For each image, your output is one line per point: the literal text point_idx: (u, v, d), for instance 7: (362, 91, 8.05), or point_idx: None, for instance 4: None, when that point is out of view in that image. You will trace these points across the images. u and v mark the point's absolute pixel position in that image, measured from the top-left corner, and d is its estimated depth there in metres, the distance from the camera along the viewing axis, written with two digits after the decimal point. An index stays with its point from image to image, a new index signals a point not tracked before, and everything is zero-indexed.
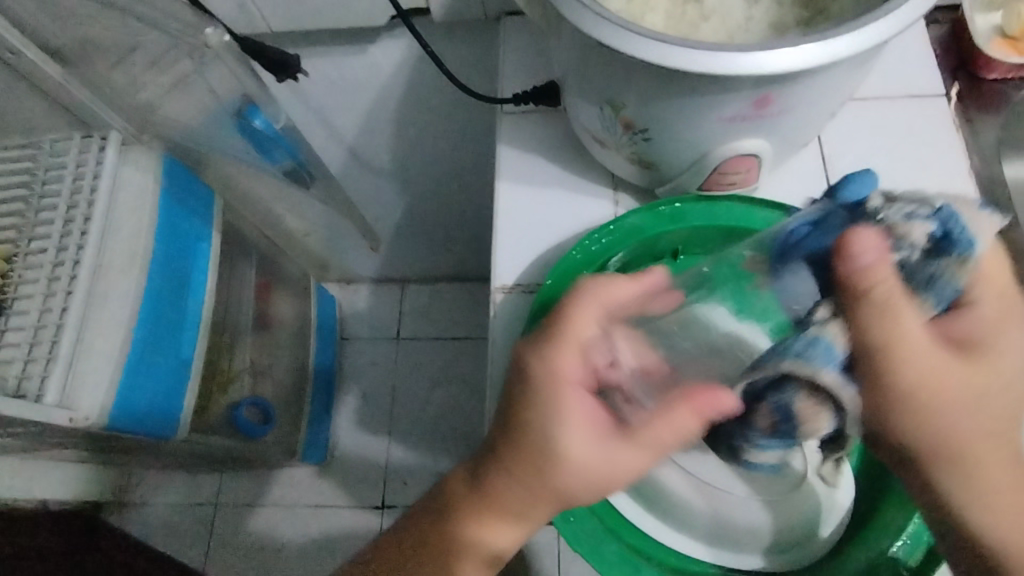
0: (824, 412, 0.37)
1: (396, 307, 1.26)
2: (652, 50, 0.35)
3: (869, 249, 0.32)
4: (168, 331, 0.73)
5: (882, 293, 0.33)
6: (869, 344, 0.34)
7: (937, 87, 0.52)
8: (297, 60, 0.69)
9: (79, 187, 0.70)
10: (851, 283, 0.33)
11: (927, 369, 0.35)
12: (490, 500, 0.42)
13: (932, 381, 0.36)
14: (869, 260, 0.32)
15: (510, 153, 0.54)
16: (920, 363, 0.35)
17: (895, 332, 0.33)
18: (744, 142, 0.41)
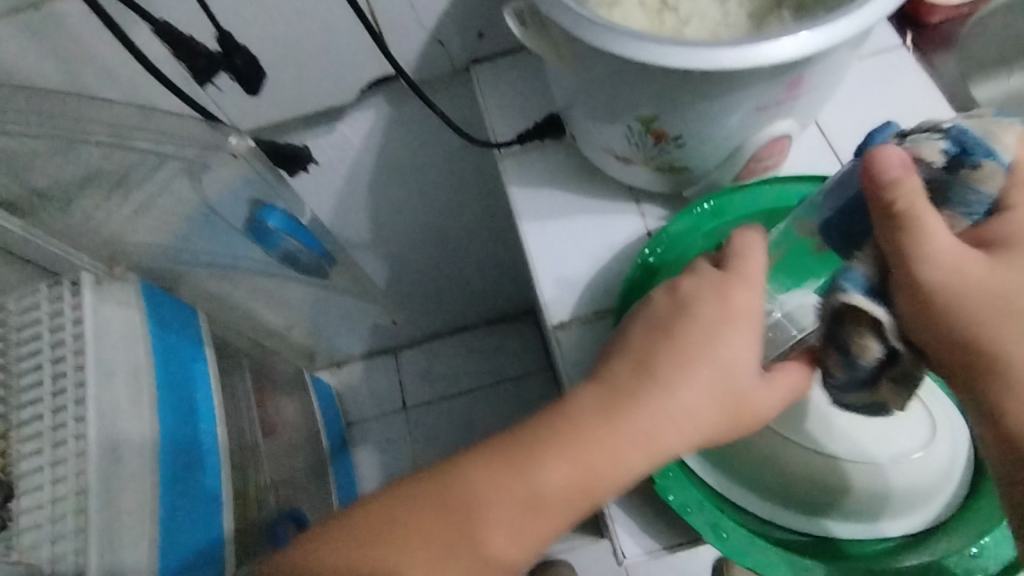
0: (869, 344, 0.33)
1: (395, 378, 1.20)
2: (683, 56, 0.36)
3: (896, 163, 0.30)
4: (190, 462, 0.66)
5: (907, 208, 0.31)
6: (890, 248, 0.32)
7: (893, 40, 0.56)
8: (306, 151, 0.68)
9: (61, 338, 0.64)
10: (879, 203, 0.31)
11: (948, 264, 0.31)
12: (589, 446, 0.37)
13: (955, 275, 0.31)
14: (898, 174, 0.31)
15: (523, 194, 0.54)
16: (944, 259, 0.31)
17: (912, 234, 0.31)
18: (774, 126, 0.43)
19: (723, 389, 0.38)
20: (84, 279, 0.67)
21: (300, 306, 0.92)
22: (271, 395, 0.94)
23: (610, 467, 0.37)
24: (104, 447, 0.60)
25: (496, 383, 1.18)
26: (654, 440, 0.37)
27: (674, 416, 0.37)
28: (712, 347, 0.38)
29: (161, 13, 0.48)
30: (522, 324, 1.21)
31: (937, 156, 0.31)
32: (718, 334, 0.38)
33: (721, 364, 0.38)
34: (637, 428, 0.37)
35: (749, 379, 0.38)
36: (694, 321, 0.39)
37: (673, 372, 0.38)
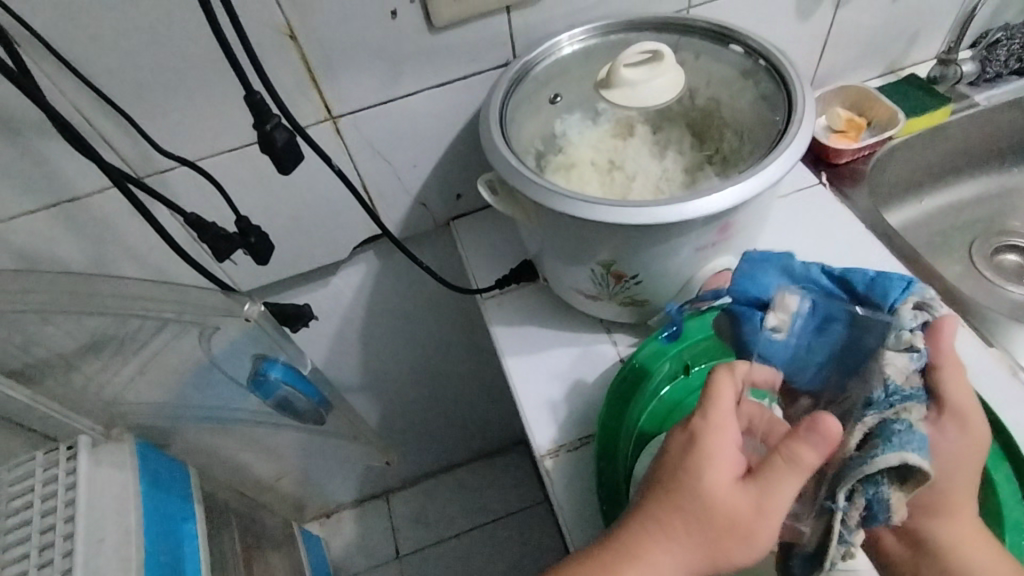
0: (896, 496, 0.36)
1: (388, 524, 1.16)
2: (630, 213, 0.43)
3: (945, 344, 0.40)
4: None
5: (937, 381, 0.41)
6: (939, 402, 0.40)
7: (810, 180, 0.65)
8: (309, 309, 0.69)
9: (52, 506, 0.65)
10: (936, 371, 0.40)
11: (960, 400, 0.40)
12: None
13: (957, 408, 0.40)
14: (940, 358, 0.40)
15: (504, 332, 0.59)
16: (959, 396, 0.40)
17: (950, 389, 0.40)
18: (716, 261, 0.49)
19: (704, 527, 0.36)
20: (80, 443, 0.69)
21: (291, 454, 0.93)
22: (259, 554, 0.90)
23: None
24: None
25: (491, 520, 1.14)
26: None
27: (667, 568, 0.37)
28: (690, 493, 0.37)
29: (179, 197, 0.55)
30: (512, 455, 1.20)
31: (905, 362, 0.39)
32: (693, 470, 0.37)
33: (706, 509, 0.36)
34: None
35: (737, 502, 0.36)
36: (682, 468, 0.38)
37: (645, 522, 0.38)
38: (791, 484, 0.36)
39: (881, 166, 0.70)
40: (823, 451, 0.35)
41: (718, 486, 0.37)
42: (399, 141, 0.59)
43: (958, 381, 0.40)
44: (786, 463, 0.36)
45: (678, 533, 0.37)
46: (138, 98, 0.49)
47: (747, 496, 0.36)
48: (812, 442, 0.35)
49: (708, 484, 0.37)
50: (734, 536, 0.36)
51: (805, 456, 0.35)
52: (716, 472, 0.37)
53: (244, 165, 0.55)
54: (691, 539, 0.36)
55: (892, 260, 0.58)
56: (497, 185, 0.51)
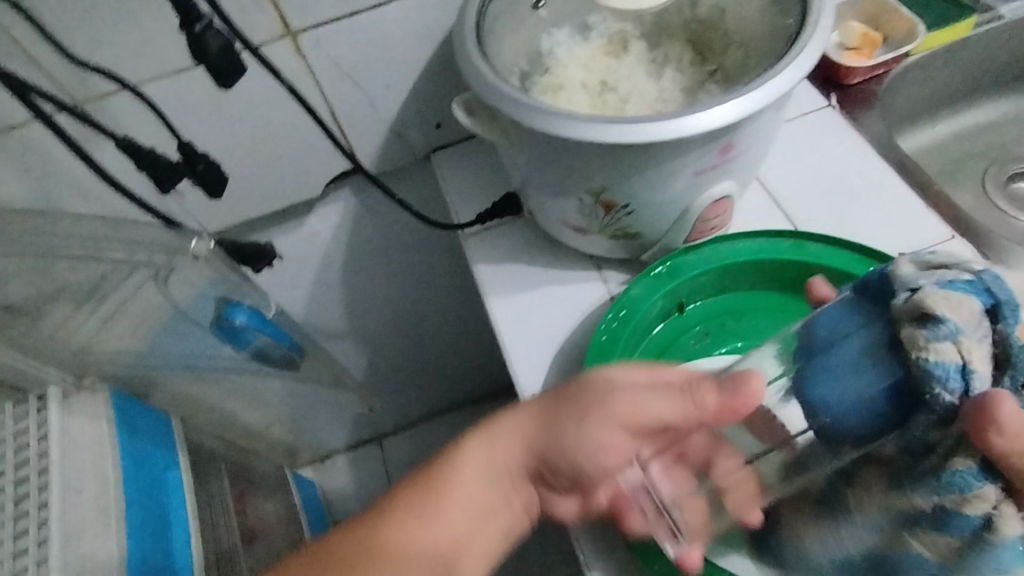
0: None
1: (381, 468, 1.16)
2: (625, 130, 0.38)
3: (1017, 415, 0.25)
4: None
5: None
6: None
7: (818, 103, 0.60)
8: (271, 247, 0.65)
9: (25, 459, 0.62)
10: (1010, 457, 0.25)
11: None
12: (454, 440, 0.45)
13: None
14: (1014, 430, 0.25)
15: (489, 271, 0.55)
16: None
17: None
18: (717, 187, 0.45)
19: (566, 394, 0.43)
20: (51, 394, 0.65)
21: (277, 402, 0.90)
22: (253, 500, 0.89)
23: (458, 444, 0.45)
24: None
25: None
26: (493, 436, 0.44)
27: (508, 435, 0.43)
28: (567, 374, 0.44)
29: (125, 127, 0.50)
30: (505, 398, 1.20)
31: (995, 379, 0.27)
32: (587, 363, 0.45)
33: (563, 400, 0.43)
34: (481, 427, 0.45)
35: (604, 390, 0.42)
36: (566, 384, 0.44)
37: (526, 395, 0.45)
38: (664, 398, 0.40)
39: (895, 87, 0.65)
40: (728, 398, 0.38)
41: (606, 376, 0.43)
42: (368, 61, 0.53)
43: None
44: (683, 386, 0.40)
45: (536, 399, 0.44)
46: (67, 11, 0.43)
47: (604, 391, 0.42)
48: (726, 387, 0.38)
49: (596, 372, 0.43)
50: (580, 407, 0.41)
51: (704, 387, 0.39)
52: (605, 364, 0.44)
53: (196, 90, 0.50)
54: (549, 402, 0.43)
55: (904, 189, 0.54)
56: (475, 108, 0.45)
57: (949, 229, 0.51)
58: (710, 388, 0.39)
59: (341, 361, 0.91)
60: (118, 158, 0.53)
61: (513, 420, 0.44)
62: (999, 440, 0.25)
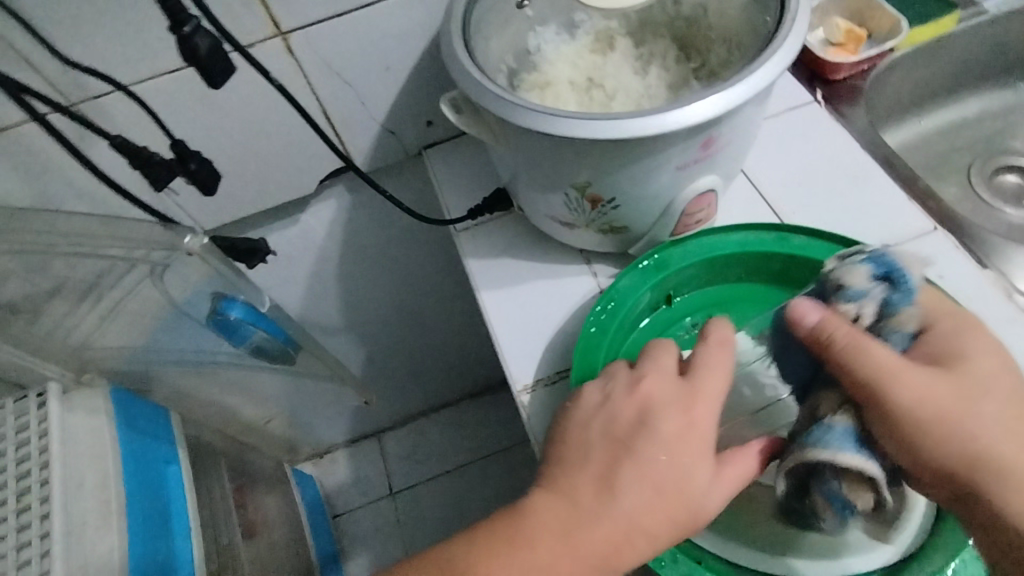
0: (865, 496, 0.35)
1: (380, 462, 1.17)
2: (611, 127, 0.39)
3: (812, 308, 0.38)
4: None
5: (848, 340, 0.36)
6: (860, 380, 0.35)
7: (804, 97, 0.61)
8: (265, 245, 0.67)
9: (27, 453, 0.63)
10: (823, 338, 0.36)
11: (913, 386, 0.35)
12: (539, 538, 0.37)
13: (908, 387, 0.35)
14: (817, 320, 0.37)
15: (481, 266, 0.56)
16: (908, 382, 0.35)
17: (877, 366, 0.35)
18: (700, 182, 0.46)
19: (682, 507, 0.37)
20: (50, 390, 0.65)
21: (276, 397, 0.92)
22: (252, 494, 0.90)
23: (559, 563, 0.37)
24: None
25: (482, 456, 1.15)
26: (605, 549, 0.37)
27: (632, 531, 0.37)
28: (679, 480, 0.38)
29: (119, 127, 0.51)
30: (501, 392, 1.21)
31: (864, 285, 0.37)
32: (691, 457, 0.38)
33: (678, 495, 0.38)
34: (582, 535, 0.37)
35: (706, 495, 0.38)
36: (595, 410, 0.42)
37: (628, 487, 0.38)
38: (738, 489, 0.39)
39: (881, 82, 0.66)
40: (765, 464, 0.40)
41: (706, 475, 0.38)
42: (358, 61, 0.54)
43: (876, 359, 0.35)
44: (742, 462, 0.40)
45: (646, 504, 0.37)
46: (60, 13, 0.44)
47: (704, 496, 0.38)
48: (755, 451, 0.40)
49: (696, 472, 0.38)
50: (691, 521, 0.38)
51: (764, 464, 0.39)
52: (699, 454, 0.38)
53: (188, 91, 0.51)
54: (659, 511, 0.37)
55: (887, 181, 0.55)
56: (463, 106, 0.46)
57: (931, 221, 0.52)
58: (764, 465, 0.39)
59: (339, 356, 0.92)
60: (114, 156, 0.54)
61: (623, 532, 0.37)
62: (803, 327, 0.37)
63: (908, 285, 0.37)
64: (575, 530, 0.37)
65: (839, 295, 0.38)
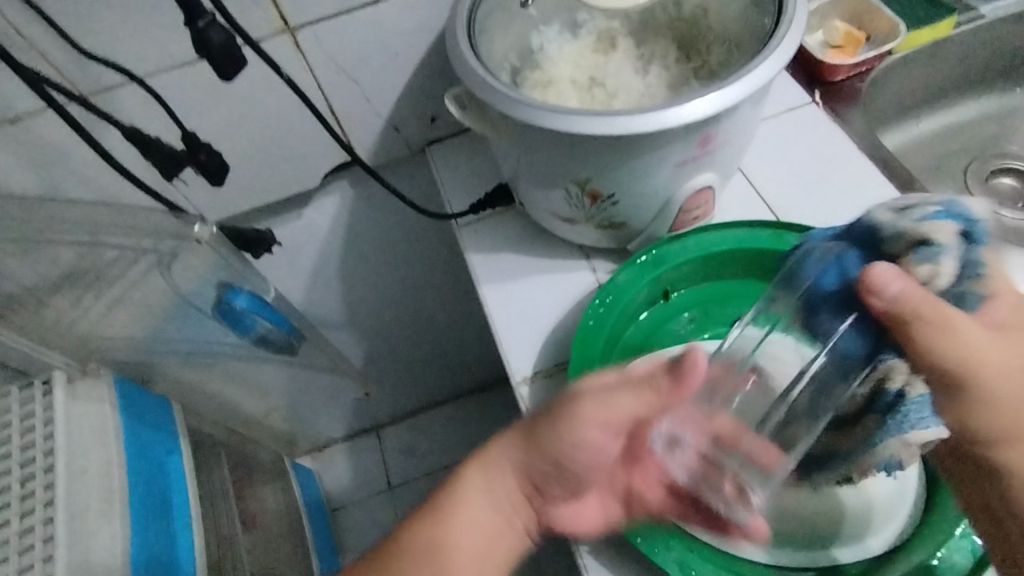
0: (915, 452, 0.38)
1: (378, 458, 1.18)
2: (614, 122, 0.40)
3: (896, 277, 0.31)
4: (168, 564, 0.63)
5: (930, 309, 0.31)
6: (940, 364, 0.31)
7: (802, 99, 0.62)
8: (271, 234, 0.68)
9: (31, 440, 0.64)
10: (897, 317, 0.31)
11: (994, 365, 0.31)
12: (456, 494, 0.44)
13: (991, 368, 0.31)
14: (899, 289, 0.31)
15: (482, 261, 0.57)
16: (990, 360, 0.31)
17: (956, 346, 0.31)
18: (698, 179, 0.47)
19: (552, 421, 0.43)
20: (55, 378, 0.66)
21: (276, 390, 0.92)
22: (252, 487, 0.91)
23: (467, 501, 0.44)
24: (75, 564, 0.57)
25: (479, 452, 1.16)
26: (498, 474, 0.44)
27: (513, 461, 0.44)
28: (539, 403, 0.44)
29: (129, 117, 0.52)
30: (500, 389, 1.22)
31: (946, 237, 0.32)
32: None
33: (576, 458, 0.44)
34: (485, 470, 0.44)
35: (580, 409, 0.42)
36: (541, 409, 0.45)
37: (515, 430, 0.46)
38: (631, 398, 0.42)
39: (879, 84, 0.67)
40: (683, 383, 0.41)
41: (578, 397, 0.43)
42: (364, 57, 0.55)
43: (955, 337, 0.31)
44: (636, 384, 0.42)
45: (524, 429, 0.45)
46: (75, 6, 0.45)
47: (572, 404, 0.43)
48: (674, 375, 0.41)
49: (567, 396, 0.43)
50: (563, 429, 0.42)
51: (665, 383, 0.41)
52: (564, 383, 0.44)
53: (197, 84, 0.52)
54: (531, 430, 0.44)
55: (883, 181, 0.55)
56: (467, 102, 0.47)
57: None
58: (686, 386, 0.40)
59: (340, 350, 0.93)
60: (123, 147, 0.55)
61: (512, 457, 0.44)
62: (881, 301, 0.31)
63: (981, 235, 0.32)
64: (481, 468, 0.44)
65: (904, 255, 0.33)
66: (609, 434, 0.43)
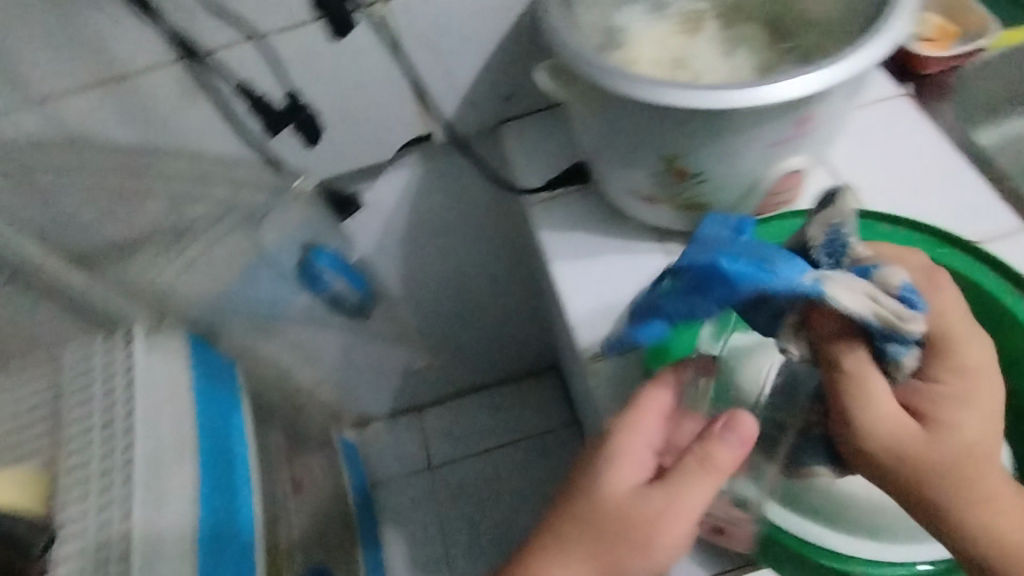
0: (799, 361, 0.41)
1: (420, 436, 1.19)
2: (721, 97, 0.39)
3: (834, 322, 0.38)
4: (230, 530, 0.65)
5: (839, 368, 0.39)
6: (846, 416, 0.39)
7: (892, 91, 0.60)
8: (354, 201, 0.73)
9: (111, 388, 0.66)
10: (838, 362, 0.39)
11: (896, 430, 0.37)
12: None
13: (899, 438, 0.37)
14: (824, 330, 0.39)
15: (554, 239, 0.57)
16: (894, 428, 0.38)
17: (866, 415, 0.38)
18: (788, 161, 0.46)
19: (608, 524, 0.38)
20: (136, 330, 0.68)
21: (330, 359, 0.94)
22: (301, 453, 0.93)
23: None
24: (150, 509, 0.60)
25: (521, 438, 1.17)
26: None
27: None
28: (592, 493, 0.39)
29: (243, 75, 0.58)
30: (545, 377, 1.22)
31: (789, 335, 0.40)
32: (603, 467, 0.40)
33: (658, 568, 0.38)
34: None
35: (632, 502, 0.38)
36: (574, 491, 0.40)
37: (551, 541, 0.40)
38: (697, 487, 0.38)
39: (971, 80, 0.64)
40: (735, 449, 0.38)
41: (631, 491, 0.39)
42: (449, 27, 0.57)
43: (869, 406, 0.38)
44: (698, 468, 0.38)
45: (571, 537, 0.39)
46: None
47: (630, 509, 0.38)
48: (731, 443, 0.38)
49: (619, 489, 0.39)
50: (621, 529, 0.38)
51: (720, 455, 0.38)
52: (607, 476, 0.39)
53: (297, 41, 0.56)
54: (581, 541, 0.39)
55: (975, 178, 0.54)
56: (565, 77, 0.45)
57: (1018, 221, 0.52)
58: (750, 435, 0.38)
59: (394, 325, 0.95)
60: (227, 101, 0.60)
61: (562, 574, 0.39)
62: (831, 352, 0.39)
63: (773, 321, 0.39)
64: None
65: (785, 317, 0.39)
66: (687, 531, 0.38)
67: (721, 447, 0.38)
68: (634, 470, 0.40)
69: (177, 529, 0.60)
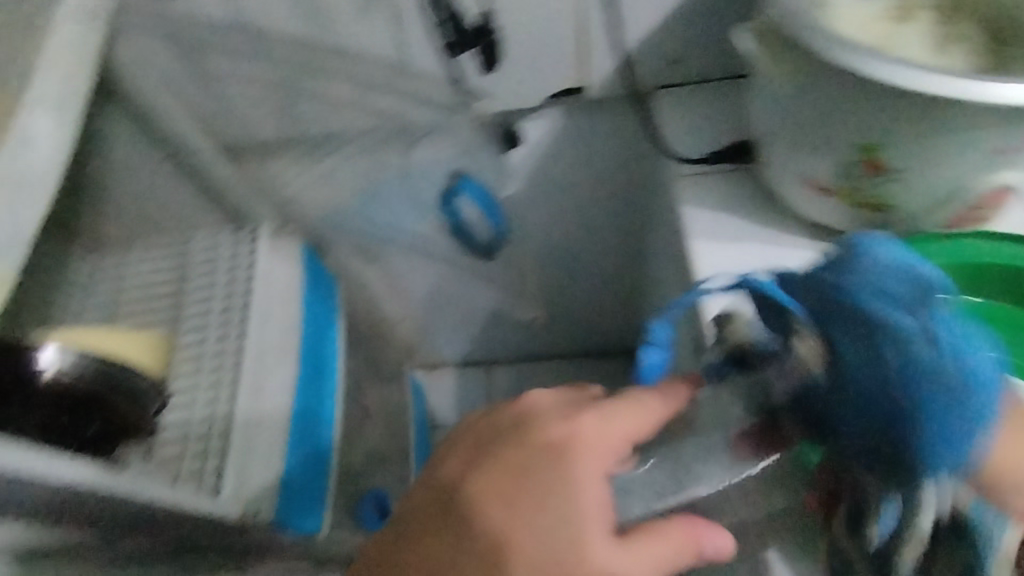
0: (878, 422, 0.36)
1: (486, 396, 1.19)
2: (967, 87, 0.36)
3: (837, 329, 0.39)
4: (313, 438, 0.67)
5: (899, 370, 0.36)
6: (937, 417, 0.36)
7: None
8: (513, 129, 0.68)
9: (232, 279, 0.69)
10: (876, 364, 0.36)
11: None
12: None
13: None
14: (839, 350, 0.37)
15: (696, 216, 0.54)
16: None
17: None
18: (1001, 175, 0.42)
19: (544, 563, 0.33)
20: (262, 229, 0.71)
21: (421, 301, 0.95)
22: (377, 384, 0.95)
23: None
24: (255, 394, 0.63)
25: None
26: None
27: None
28: (547, 514, 0.33)
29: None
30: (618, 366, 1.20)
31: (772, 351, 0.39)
32: (568, 495, 0.34)
33: None
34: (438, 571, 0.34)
35: (581, 557, 0.33)
36: (517, 500, 0.34)
37: (479, 534, 0.34)
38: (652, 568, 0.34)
39: None
40: (711, 551, 0.35)
41: (585, 552, 0.33)
42: None
43: None
44: (677, 544, 0.34)
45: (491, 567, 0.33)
46: None
47: (575, 560, 0.33)
48: (711, 536, 0.35)
49: (569, 546, 0.33)
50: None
51: (701, 545, 0.35)
52: (567, 507, 0.33)
53: None
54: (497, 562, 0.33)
55: None
56: (771, 35, 0.43)
57: None
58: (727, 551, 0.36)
59: None
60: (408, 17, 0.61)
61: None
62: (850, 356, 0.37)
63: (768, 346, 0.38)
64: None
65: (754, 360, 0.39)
66: None
67: (708, 534, 0.35)
68: (602, 526, 0.33)
69: (274, 415, 0.64)
